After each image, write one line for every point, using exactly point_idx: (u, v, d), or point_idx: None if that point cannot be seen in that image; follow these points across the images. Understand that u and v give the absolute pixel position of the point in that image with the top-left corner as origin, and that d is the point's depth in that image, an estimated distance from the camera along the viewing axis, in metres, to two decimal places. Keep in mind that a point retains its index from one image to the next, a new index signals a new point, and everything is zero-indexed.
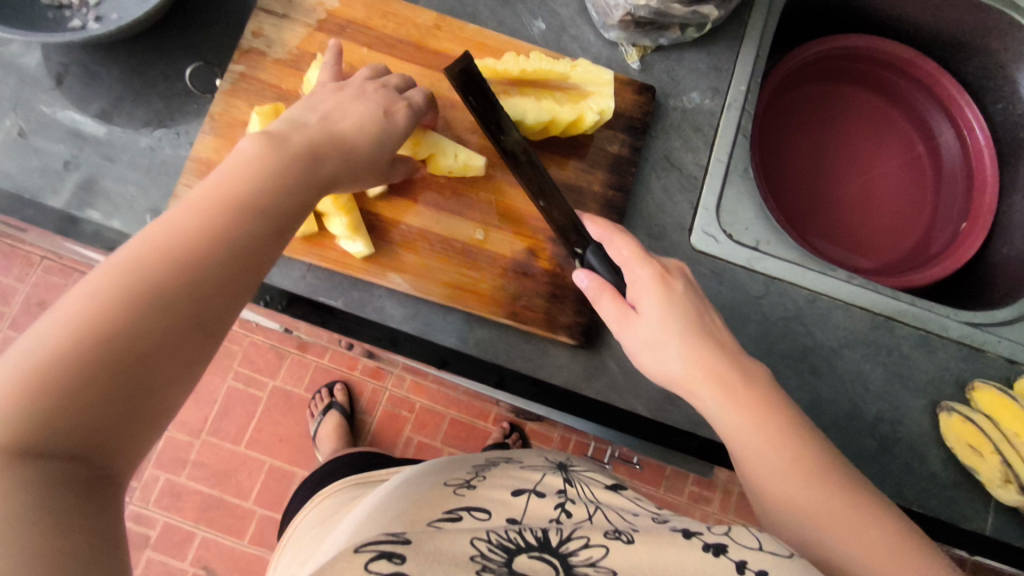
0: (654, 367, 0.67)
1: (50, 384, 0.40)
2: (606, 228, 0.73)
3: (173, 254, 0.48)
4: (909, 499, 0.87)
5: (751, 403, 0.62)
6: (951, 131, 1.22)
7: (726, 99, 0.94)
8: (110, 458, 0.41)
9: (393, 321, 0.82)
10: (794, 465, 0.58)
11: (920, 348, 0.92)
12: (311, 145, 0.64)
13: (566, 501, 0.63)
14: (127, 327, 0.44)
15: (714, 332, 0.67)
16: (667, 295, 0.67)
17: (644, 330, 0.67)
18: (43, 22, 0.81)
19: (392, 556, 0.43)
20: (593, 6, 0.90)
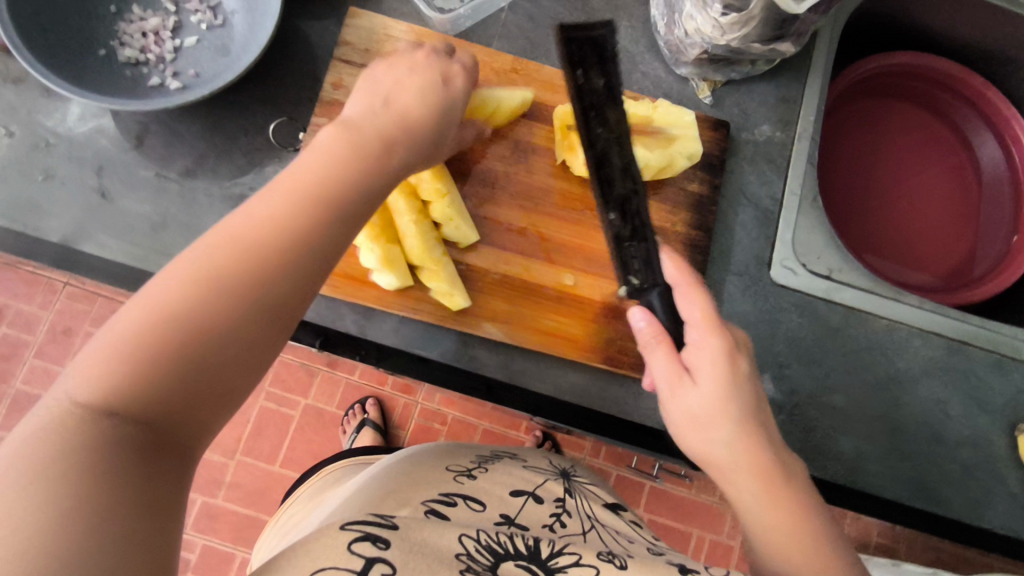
0: (694, 441, 0.64)
1: (130, 355, 0.43)
2: (682, 275, 0.71)
3: (258, 246, 0.49)
4: (993, 522, 0.88)
5: (755, 451, 0.62)
6: (996, 144, 1.23)
7: (797, 131, 0.94)
8: (172, 434, 0.43)
9: (486, 370, 0.82)
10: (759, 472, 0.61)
11: (995, 371, 0.93)
12: (385, 133, 0.63)
13: (562, 512, 0.73)
14: (202, 311, 0.46)
15: (760, 409, 0.64)
16: (733, 377, 0.62)
17: (694, 398, 0.63)
18: (122, 81, 0.81)
19: (376, 541, 0.50)
20: (665, 44, 0.91)
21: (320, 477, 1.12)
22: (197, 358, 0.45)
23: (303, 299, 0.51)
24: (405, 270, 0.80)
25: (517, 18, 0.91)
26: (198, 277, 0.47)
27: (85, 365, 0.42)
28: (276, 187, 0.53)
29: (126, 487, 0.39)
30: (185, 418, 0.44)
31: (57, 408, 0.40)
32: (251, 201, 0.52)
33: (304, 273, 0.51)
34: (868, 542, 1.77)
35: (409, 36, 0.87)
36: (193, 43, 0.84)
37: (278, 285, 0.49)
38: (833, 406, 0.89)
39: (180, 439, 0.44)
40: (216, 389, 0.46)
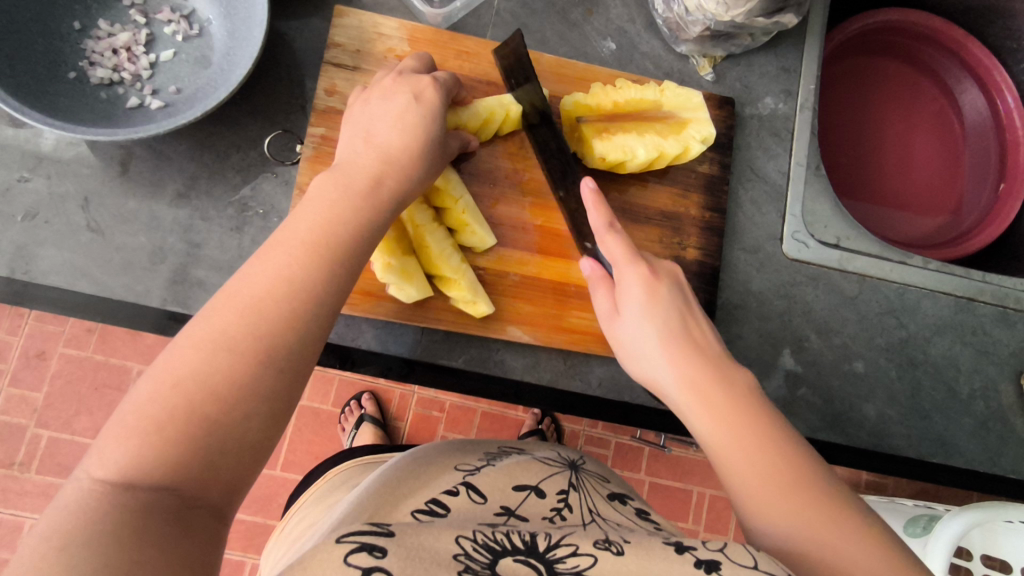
0: (640, 370, 0.69)
1: (157, 425, 0.46)
2: (603, 218, 0.72)
3: (258, 306, 0.52)
4: (1007, 467, 0.92)
5: (697, 369, 0.64)
6: (978, 94, 1.26)
7: (799, 101, 0.93)
8: (204, 492, 0.46)
9: (515, 374, 0.81)
10: (713, 392, 0.62)
11: (1001, 323, 0.95)
12: (374, 173, 0.64)
13: (563, 506, 0.65)
14: (221, 376, 0.49)
15: (696, 335, 0.68)
16: (650, 297, 0.69)
17: (625, 327, 0.70)
18: (99, 104, 0.75)
19: (373, 551, 0.46)
20: (664, 21, 0.88)
21: (324, 480, 1.07)
22: (217, 420, 0.48)
23: (310, 354, 0.54)
24: (423, 280, 0.77)
25: (510, 4, 0.88)
26: (213, 346, 0.50)
27: (115, 436, 0.45)
28: (273, 250, 0.56)
29: (158, 545, 0.41)
30: (215, 475, 0.47)
31: (92, 479, 0.43)
32: (253, 267, 0.55)
33: (310, 329, 0.54)
34: (858, 481, 1.85)
35: (401, 33, 0.83)
36: (170, 56, 0.78)
37: (286, 343, 0.53)
38: (853, 372, 0.91)
39: (212, 495, 0.46)
40: (242, 444, 0.49)
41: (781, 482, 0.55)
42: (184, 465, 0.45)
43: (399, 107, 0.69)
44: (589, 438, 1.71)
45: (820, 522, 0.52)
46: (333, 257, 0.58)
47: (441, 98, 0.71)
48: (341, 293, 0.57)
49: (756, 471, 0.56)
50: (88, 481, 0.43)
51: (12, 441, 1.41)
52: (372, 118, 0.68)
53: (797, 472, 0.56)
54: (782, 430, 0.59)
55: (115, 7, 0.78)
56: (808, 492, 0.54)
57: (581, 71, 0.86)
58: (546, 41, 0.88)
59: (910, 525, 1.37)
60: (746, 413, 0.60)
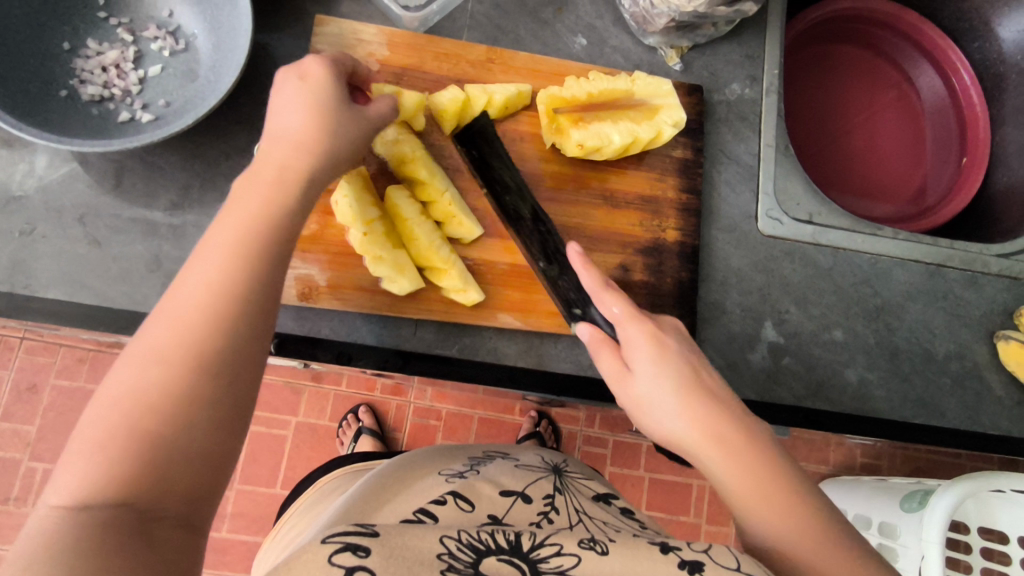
0: (654, 424, 0.66)
1: (103, 443, 0.44)
2: (598, 283, 0.74)
3: (188, 314, 0.50)
4: (986, 424, 0.96)
5: (712, 419, 0.62)
6: (935, 74, 1.32)
7: (764, 85, 0.98)
8: (167, 501, 0.44)
9: (509, 359, 0.83)
10: (729, 442, 0.60)
11: (970, 287, 0.99)
12: (295, 154, 0.61)
13: (550, 510, 0.67)
14: (158, 387, 0.47)
15: (707, 381, 0.66)
16: (659, 355, 0.67)
17: (639, 385, 0.67)
18: (91, 120, 0.77)
19: (356, 549, 0.44)
20: (631, 16, 0.93)
21: (318, 485, 1.08)
22: (166, 431, 0.46)
23: (256, 351, 0.52)
24: (415, 274, 0.79)
25: (483, 7, 0.92)
26: (146, 360, 0.48)
27: (64, 469, 0.44)
28: (197, 255, 0.53)
29: (115, 561, 0.39)
30: (172, 488, 0.45)
31: (50, 506, 0.42)
32: (179, 279, 0.52)
33: (250, 326, 0.52)
34: (853, 464, 1.88)
35: (380, 38, 0.86)
36: (158, 71, 0.81)
37: (224, 344, 0.50)
38: (833, 340, 0.94)
39: (174, 506, 0.45)
40: (198, 450, 0.47)
41: (816, 546, 0.54)
42: (139, 478, 0.44)
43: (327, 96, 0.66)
44: (586, 438, 1.73)
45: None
46: (266, 255, 0.55)
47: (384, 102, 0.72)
48: (274, 284, 0.55)
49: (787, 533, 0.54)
50: (46, 507, 0.42)
51: (6, 476, 1.41)
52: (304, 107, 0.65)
53: (822, 531, 0.55)
54: (804, 489, 0.58)
55: (102, 27, 0.81)
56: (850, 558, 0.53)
57: (554, 66, 0.90)
58: (519, 40, 0.92)
59: (907, 502, 1.37)
60: (768, 470, 0.58)
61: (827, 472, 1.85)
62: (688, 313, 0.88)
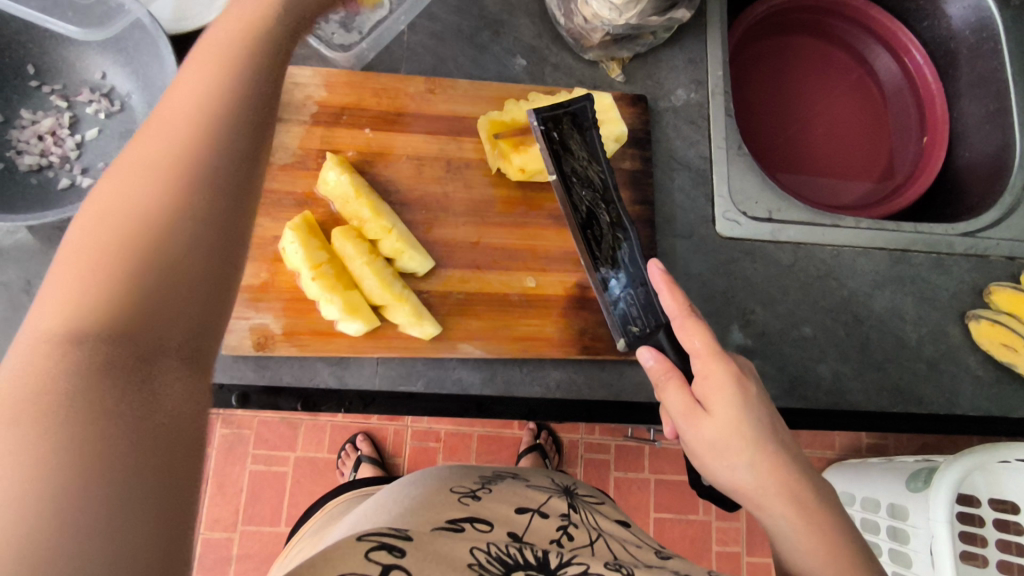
0: (720, 471, 0.61)
1: (55, 334, 0.33)
2: (681, 307, 0.66)
3: (165, 151, 0.40)
4: (966, 406, 0.94)
5: (788, 479, 0.58)
6: (889, 56, 1.32)
7: (709, 88, 0.98)
8: (156, 401, 0.34)
9: (474, 388, 0.82)
10: (797, 503, 0.57)
11: (937, 269, 0.99)
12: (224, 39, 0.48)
13: (568, 524, 0.68)
14: (128, 237, 0.37)
15: (781, 432, 0.61)
16: (744, 401, 0.60)
17: (715, 430, 0.60)
18: (31, 190, 0.77)
19: (392, 550, 0.47)
20: (568, 32, 0.92)
21: (322, 511, 1.07)
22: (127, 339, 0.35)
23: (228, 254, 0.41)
24: (369, 312, 0.79)
25: (419, 37, 0.92)
26: (82, 261, 0.36)
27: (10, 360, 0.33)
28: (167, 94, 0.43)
29: (108, 476, 0.31)
30: (161, 372, 0.36)
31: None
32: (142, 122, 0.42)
33: (224, 189, 0.42)
34: (859, 447, 1.87)
35: (317, 79, 0.86)
36: (95, 135, 0.81)
37: (206, 187, 0.41)
38: (803, 337, 0.93)
39: (171, 398, 0.35)
40: (170, 332, 0.37)
41: None
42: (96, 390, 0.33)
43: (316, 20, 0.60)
44: (588, 445, 1.71)
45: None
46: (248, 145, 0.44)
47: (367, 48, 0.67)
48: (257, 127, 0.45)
49: None
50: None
51: None
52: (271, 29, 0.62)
53: None
54: (866, 558, 0.56)
55: (35, 96, 0.80)
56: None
57: (494, 91, 0.90)
58: (458, 67, 0.92)
59: (912, 481, 1.34)
60: (835, 538, 0.56)
61: (833, 457, 1.84)
62: None
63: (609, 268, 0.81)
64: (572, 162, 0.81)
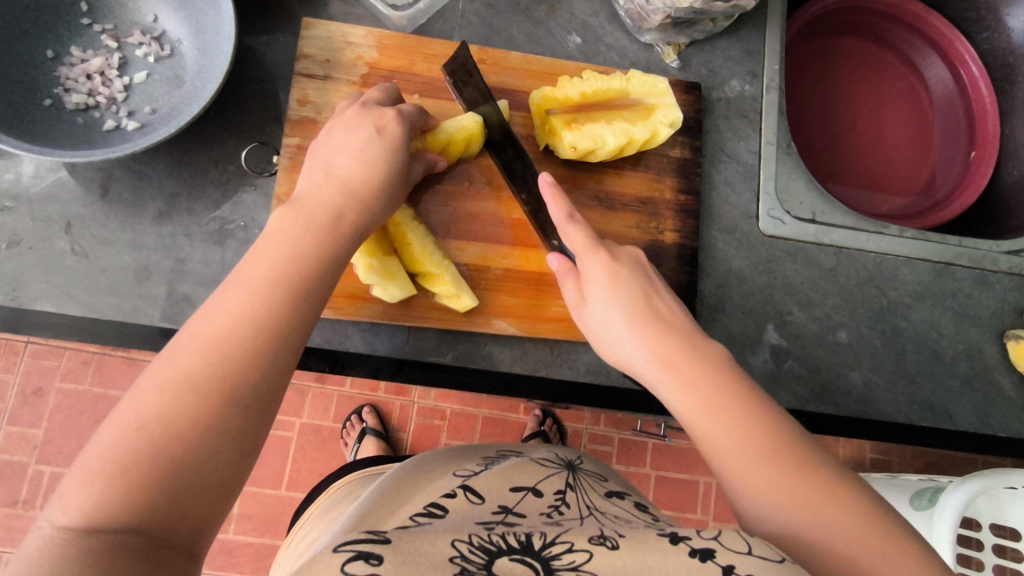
0: (611, 354, 0.69)
1: (139, 447, 0.46)
2: (560, 209, 0.74)
3: (269, 290, 0.56)
4: (997, 426, 0.93)
5: (658, 342, 0.65)
6: (943, 66, 1.28)
7: (765, 81, 0.95)
8: (178, 527, 0.45)
9: (504, 366, 0.82)
10: (672, 367, 0.63)
11: (980, 286, 0.97)
12: (329, 205, 0.64)
13: (561, 505, 0.64)
14: (216, 366, 0.51)
15: (658, 308, 0.68)
16: (611, 280, 0.70)
17: (593, 314, 0.70)
18: (76, 129, 0.76)
19: (368, 557, 0.42)
20: (626, 12, 0.90)
21: (327, 494, 1.06)
22: (181, 460, 0.47)
23: (276, 391, 0.54)
24: (406, 280, 0.78)
25: (474, 5, 0.89)
26: (178, 384, 0.49)
27: (95, 460, 0.45)
28: (263, 245, 0.59)
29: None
30: (204, 489, 0.47)
31: (54, 527, 0.42)
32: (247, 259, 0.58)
33: (290, 332, 0.55)
34: (863, 459, 1.84)
35: (369, 40, 0.84)
36: (143, 78, 0.79)
37: (279, 325, 0.55)
38: (838, 342, 0.92)
39: (191, 522, 0.46)
40: (224, 457, 0.48)
41: (762, 455, 0.54)
42: (152, 507, 0.44)
43: (351, 137, 0.69)
44: (592, 436, 1.70)
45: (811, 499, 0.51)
46: (296, 304, 0.57)
47: (405, 131, 0.71)
48: (320, 286, 0.59)
49: (731, 445, 0.56)
50: (50, 527, 0.42)
51: (14, 480, 1.40)
52: (327, 150, 0.69)
53: (771, 443, 0.55)
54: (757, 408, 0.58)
55: (86, 34, 0.79)
56: (806, 470, 0.53)
57: (548, 66, 0.88)
58: (512, 39, 0.90)
59: (915, 499, 1.33)
60: (713, 389, 0.60)
61: None
62: None
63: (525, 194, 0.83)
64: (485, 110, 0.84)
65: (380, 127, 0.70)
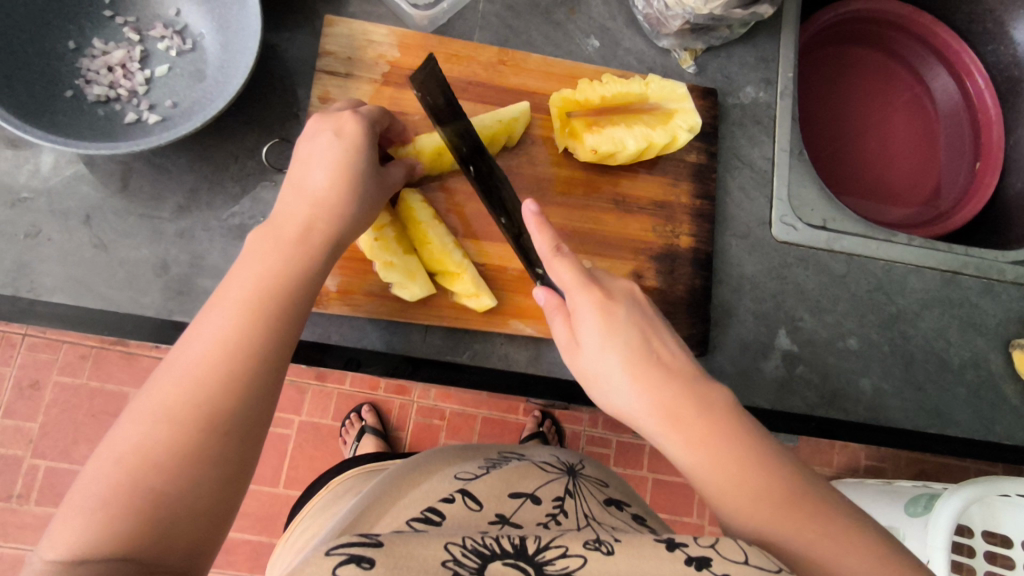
0: (607, 400, 0.64)
1: (123, 477, 0.46)
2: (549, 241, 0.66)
3: (250, 309, 0.56)
4: (1001, 434, 0.94)
5: (657, 391, 0.61)
6: (949, 77, 1.30)
7: (779, 89, 0.97)
8: (164, 557, 0.45)
9: (520, 366, 0.82)
10: (670, 419, 0.59)
11: (986, 295, 0.98)
12: (304, 219, 0.63)
13: (559, 511, 0.64)
14: (198, 392, 0.51)
15: (654, 346, 0.64)
16: (608, 322, 0.63)
17: (586, 359, 0.65)
18: (97, 121, 0.76)
19: (360, 562, 0.44)
20: (645, 17, 0.91)
21: (328, 489, 1.06)
22: (164, 490, 0.47)
23: (261, 411, 0.54)
24: (425, 278, 0.79)
25: (494, 7, 0.90)
26: (158, 413, 0.50)
27: (81, 494, 0.46)
28: (244, 263, 0.60)
29: None
30: (190, 516, 0.47)
31: (44, 561, 0.43)
32: (225, 282, 0.59)
33: (273, 351, 0.56)
34: (857, 466, 1.85)
35: (390, 38, 0.85)
36: (165, 72, 0.79)
37: (261, 344, 0.55)
38: (848, 348, 0.93)
39: (177, 551, 0.46)
40: (208, 487, 0.49)
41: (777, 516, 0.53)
42: (140, 535, 0.45)
43: (313, 146, 0.67)
44: (590, 438, 1.71)
45: (805, 526, 0.52)
46: (281, 321, 0.57)
47: (368, 130, 0.69)
48: (302, 304, 0.60)
49: (744, 507, 0.54)
50: (42, 563, 0.43)
51: (8, 474, 1.39)
52: (300, 160, 0.67)
53: (785, 497, 0.54)
54: (763, 456, 0.57)
55: (109, 26, 0.79)
56: (796, 504, 0.54)
57: (567, 68, 0.89)
58: (532, 41, 0.91)
59: (911, 505, 1.34)
60: (718, 442, 0.57)
61: (830, 474, 1.84)
62: (700, 321, 0.87)
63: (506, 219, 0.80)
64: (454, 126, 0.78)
65: (340, 130, 0.67)
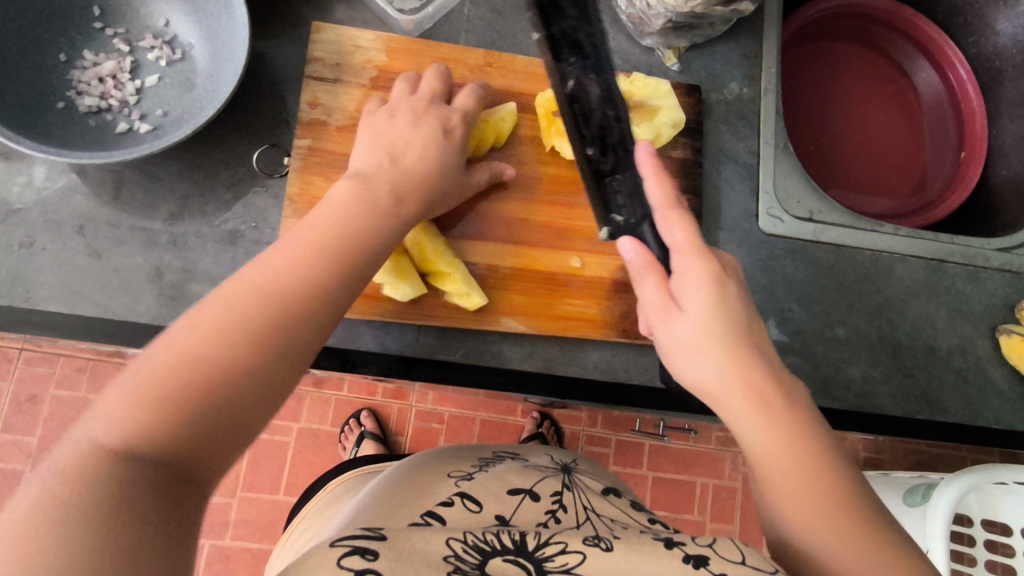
0: (683, 369, 0.60)
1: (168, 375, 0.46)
2: (666, 204, 0.64)
3: (315, 251, 0.59)
4: (990, 419, 0.95)
5: (745, 371, 0.57)
6: (932, 69, 1.32)
7: (762, 84, 0.98)
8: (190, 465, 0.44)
9: (513, 363, 0.83)
10: (752, 397, 0.57)
11: (972, 281, 0.99)
12: (352, 191, 0.67)
13: (557, 507, 0.65)
14: (256, 307, 0.52)
15: (753, 331, 0.60)
16: (718, 299, 0.59)
17: (681, 326, 0.60)
18: (89, 131, 0.77)
19: (365, 553, 0.43)
20: (627, 17, 0.92)
21: (327, 490, 1.07)
22: (204, 395, 0.47)
23: (305, 348, 0.54)
24: (417, 279, 0.79)
25: (479, 10, 0.91)
26: (219, 318, 0.51)
27: (120, 390, 0.45)
28: (310, 215, 0.63)
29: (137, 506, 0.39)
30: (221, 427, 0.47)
31: (80, 442, 0.42)
32: (292, 228, 0.61)
33: (325, 296, 0.57)
34: (854, 458, 1.86)
35: (377, 44, 0.86)
36: (155, 81, 0.80)
37: (320, 285, 0.57)
38: (837, 337, 0.94)
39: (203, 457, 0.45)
40: (243, 407, 0.48)
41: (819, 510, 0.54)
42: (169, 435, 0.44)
43: (413, 129, 0.77)
44: (589, 437, 1.72)
45: (855, 547, 0.52)
46: (339, 269, 0.59)
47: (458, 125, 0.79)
48: (357, 257, 0.62)
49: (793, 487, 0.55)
50: (75, 442, 0.42)
51: (6, 489, 1.39)
52: (376, 137, 0.75)
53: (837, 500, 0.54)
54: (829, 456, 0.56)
55: (98, 38, 0.80)
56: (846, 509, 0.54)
57: None
58: (517, 43, 0.92)
59: (909, 496, 1.35)
60: (789, 429, 0.56)
61: None
62: None
63: (596, 151, 0.75)
64: (561, 23, 0.73)
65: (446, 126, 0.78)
